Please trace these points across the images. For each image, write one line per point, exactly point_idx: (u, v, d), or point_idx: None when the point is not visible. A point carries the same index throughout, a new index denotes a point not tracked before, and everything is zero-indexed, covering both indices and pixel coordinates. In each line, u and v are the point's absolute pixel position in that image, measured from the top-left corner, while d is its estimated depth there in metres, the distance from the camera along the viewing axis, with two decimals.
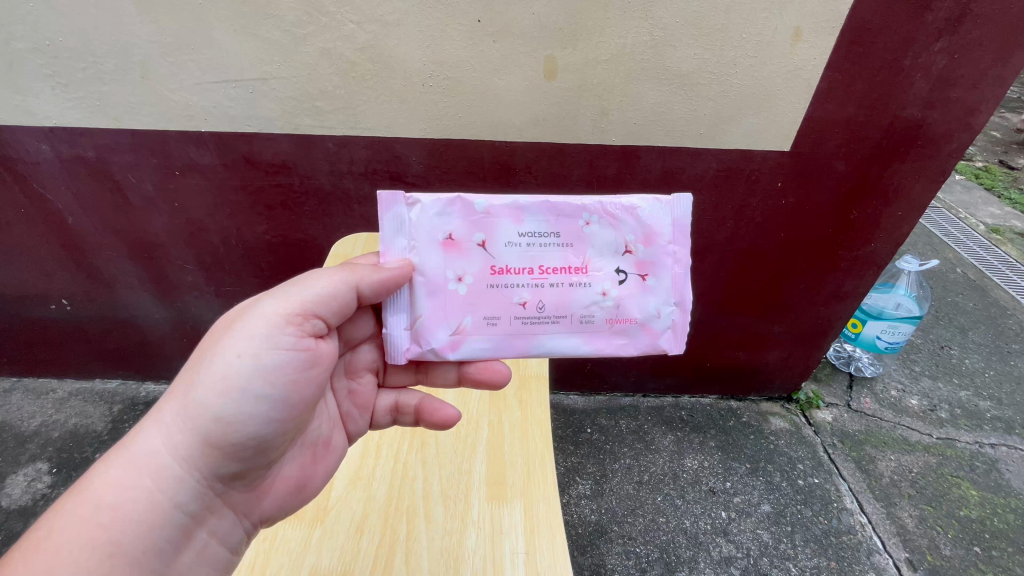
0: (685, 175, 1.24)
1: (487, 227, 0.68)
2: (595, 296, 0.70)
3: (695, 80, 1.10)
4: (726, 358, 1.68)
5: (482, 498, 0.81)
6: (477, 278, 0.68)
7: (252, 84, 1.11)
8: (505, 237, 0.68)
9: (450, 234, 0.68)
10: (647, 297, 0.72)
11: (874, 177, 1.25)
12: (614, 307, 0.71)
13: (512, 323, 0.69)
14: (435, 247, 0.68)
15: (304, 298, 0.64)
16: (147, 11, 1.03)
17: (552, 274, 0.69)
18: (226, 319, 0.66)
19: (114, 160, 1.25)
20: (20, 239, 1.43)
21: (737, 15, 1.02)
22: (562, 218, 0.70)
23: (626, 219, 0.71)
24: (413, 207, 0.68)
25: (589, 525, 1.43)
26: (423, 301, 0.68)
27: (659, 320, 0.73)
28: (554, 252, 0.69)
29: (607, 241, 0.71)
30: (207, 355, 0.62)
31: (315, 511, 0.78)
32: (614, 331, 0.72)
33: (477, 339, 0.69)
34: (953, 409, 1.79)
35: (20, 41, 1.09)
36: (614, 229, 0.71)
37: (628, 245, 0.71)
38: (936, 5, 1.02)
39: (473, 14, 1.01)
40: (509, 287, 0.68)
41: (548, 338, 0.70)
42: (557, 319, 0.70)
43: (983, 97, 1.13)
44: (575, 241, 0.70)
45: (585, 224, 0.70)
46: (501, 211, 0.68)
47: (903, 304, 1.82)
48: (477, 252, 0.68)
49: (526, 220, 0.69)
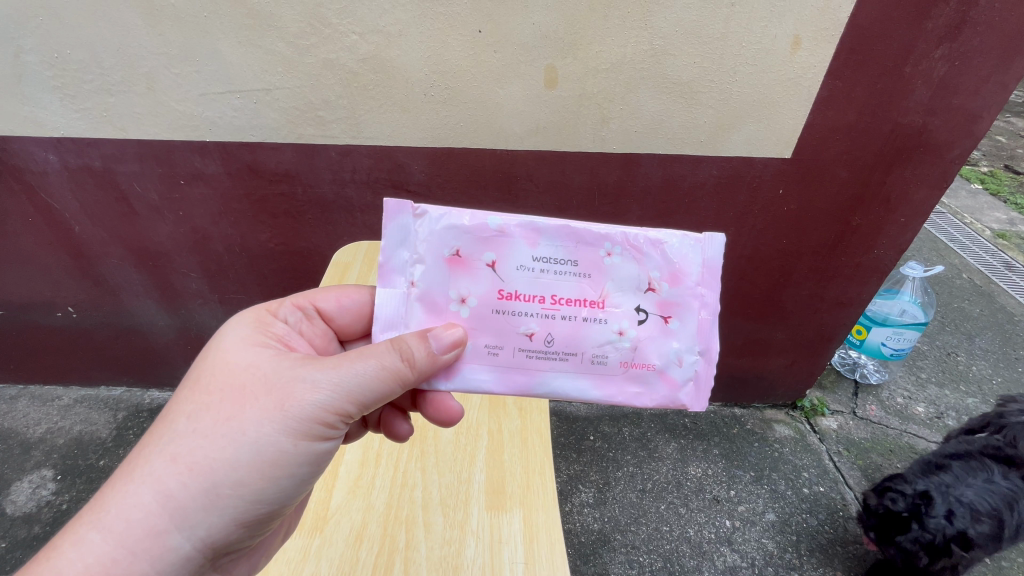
0: (687, 182, 1.25)
1: (498, 245, 0.64)
2: (610, 335, 0.64)
3: (695, 89, 1.10)
4: (728, 365, 1.68)
5: (481, 508, 0.78)
6: (485, 301, 0.64)
7: (255, 95, 1.12)
8: (517, 260, 0.64)
9: (458, 251, 0.64)
10: (667, 341, 0.66)
11: (875, 184, 1.25)
12: (631, 348, 0.65)
13: (515, 355, 0.64)
14: (441, 264, 0.64)
15: (348, 391, 0.61)
16: (153, 24, 1.05)
17: (563, 306, 0.64)
18: (239, 362, 0.61)
19: (120, 170, 1.26)
20: (27, 248, 1.44)
21: (737, 24, 1.02)
22: (581, 245, 0.64)
23: (651, 253, 0.65)
24: (420, 218, 0.64)
25: (593, 534, 1.42)
26: (420, 316, 0.64)
27: (679, 369, 0.66)
28: (568, 281, 0.64)
29: (629, 276, 0.65)
30: (232, 419, 0.58)
31: (314, 520, 0.75)
32: (628, 377, 0.66)
33: (477, 368, 0.64)
34: (961, 417, 1.78)
35: (29, 53, 1.10)
36: (637, 263, 0.65)
37: (651, 282, 0.65)
38: (935, 13, 1.02)
39: (474, 25, 1.02)
40: (522, 311, 0.63)
41: (552, 377, 0.64)
42: (565, 357, 0.64)
43: (984, 104, 1.12)
44: (594, 271, 0.64)
45: (606, 263, 0.64)
46: (515, 231, 0.64)
47: (908, 310, 1.80)
48: (486, 272, 0.63)
49: (542, 244, 0.64)
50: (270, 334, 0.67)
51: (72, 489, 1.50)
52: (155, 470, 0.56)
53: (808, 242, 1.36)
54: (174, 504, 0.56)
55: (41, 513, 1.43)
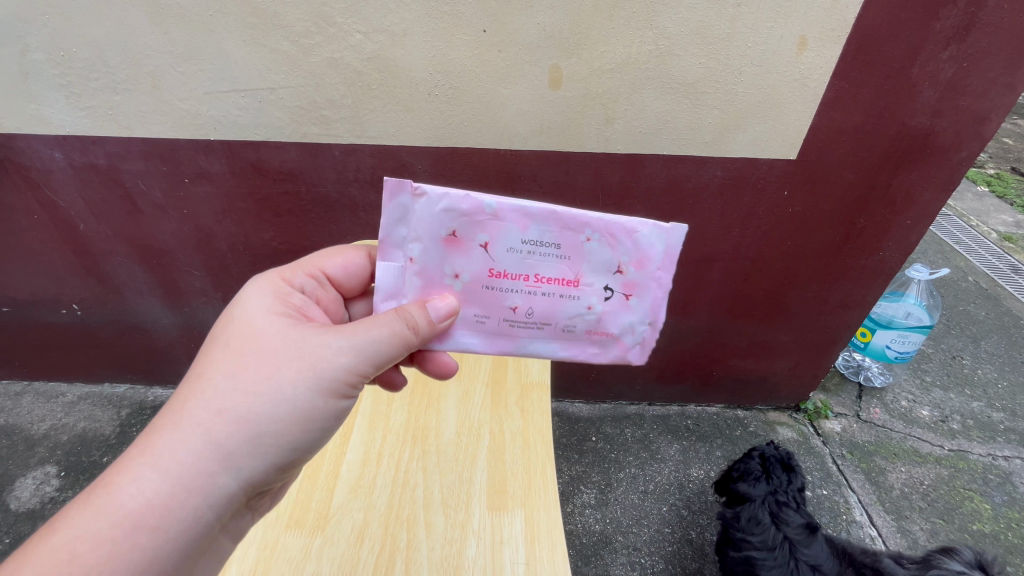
0: (691, 183, 1.24)
1: (490, 228, 0.62)
2: (581, 310, 0.65)
3: (700, 89, 1.10)
4: (732, 366, 1.67)
5: (482, 508, 0.77)
6: (475, 278, 0.63)
7: (260, 93, 1.12)
8: (505, 242, 0.62)
9: (454, 231, 0.62)
10: (631, 316, 0.66)
11: (881, 186, 1.24)
12: (598, 322, 0.66)
13: (498, 324, 0.65)
14: (435, 244, 0.63)
15: (369, 356, 0.62)
16: (159, 23, 1.05)
17: (544, 284, 0.64)
18: (268, 327, 0.62)
19: (124, 168, 1.27)
20: (32, 246, 1.45)
21: (743, 24, 1.02)
22: (565, 229, 0.62)
23: (626, 238, 0.64)
24: (419, 199, 0.62)
25: (594, 535, 1.42)
26: (416, 291, 0.64)
27: (636, 338, 0.67)
28: (550, 262, 0.63)
29: (604, 259, 0.64)
30: (270, 378, 0.59)
31: (315, 518, 0.75)
32: (594, 345, 0.67)
33: (465, 336, 0.66)
34: (965, 421, 1.77)
35: (36, 51, 1.10)
36: (611, 247, 0.64)
37: (621, 265, 0.64)
38: (943, 14, 1.01)
39: (479, 24, 1.02)
40: (509, 290, 0.64)
41: (530, 344, 0.66)
42: (541, 327, 0.65)
43: (993, 106, 1.12)
44: (573, 253, 0.63)
45: (583, 245, 0.63)
46: (507, 214, 0.62)
47: (914, 313, 1.79)
48: (477, 252, 0.63)
49: (531, 226, 0.62)
50: (286, 302, 0.66)
51: (75, 486, 1.51)
52: (167, 443, 0.55)
53: (813, 243, 1.35)
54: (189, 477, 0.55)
55: (44, 509, 1.44)
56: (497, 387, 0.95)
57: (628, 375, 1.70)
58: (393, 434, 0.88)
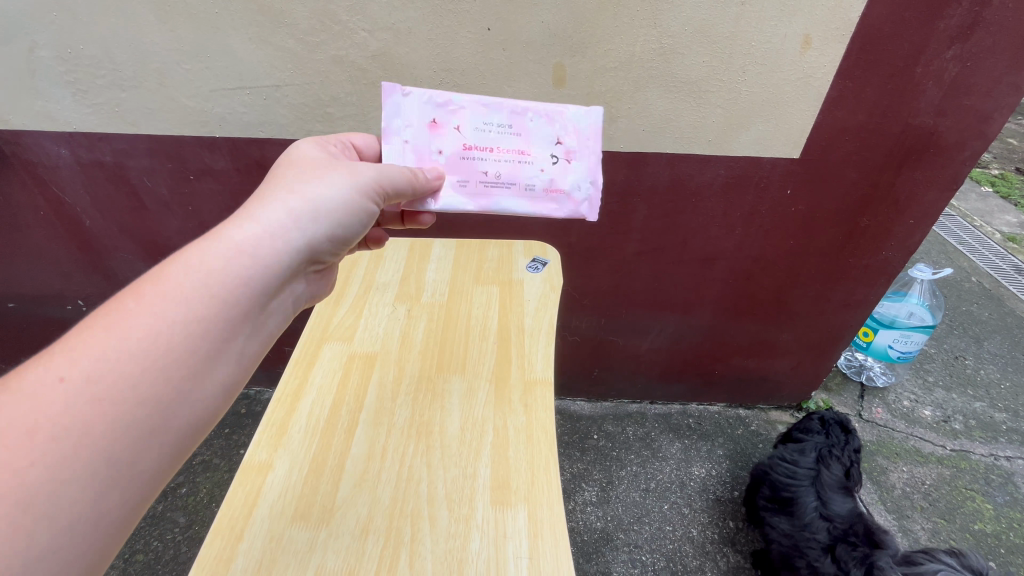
0: (694, 181, 1.24)
1: (459, 114, 0.77)
2: (536, 172, 0.79)
3: (704, 87, 1.10)
4: (734, 365, 1.67)
5: (485, 502, 0.77)
6: (453, 152, 0.78)
7: (266, 91, 1.13)
8: (472, 124, 0.78)
9: (434, 120, 0.77)
10: (575, 175, 0.80)
11: (885, 185, 1.25)
12: (550, 182, 0.80)
13: (476, 186, 0.79)
14: (422, 128, 0.77)
15: (391, 188, 0.73)
16: (166, 20, 1.05)
17: (502, 153, 0.78)
18: (311, 163, 0.71)
19: (130, 165, 1.28)
20: (38, 242, 1.46)
21: (747, 23, 1.02)
22: (512, 113, 0.78)
23: (559, 118, 0.79)
24: (408, 96, 0.76)
25: (596, 533, 1.42)
26: (410, 162, 0.78)
27: (580, 192, 0.81)
28: (506, 138, 0.78)
29: (544, 134, 0.79)
30: (313, 191, 0.66)
31: (320, 512, 0.75)
32: (549, 200, 0.80)
33: (454, 197, 0.78)
34: (967, 421, 1.77)
35: (43, 49, 1.10)
36: (549, 125, 0.79)
37: (560, 139, 0.80)
38: (947, 13, 1.01)
39: (483, 23, 1.03)
40: (480, 159, 0.78)
41: (501, 200, 0.79)
42: (509, 187, 0.79)
43: (996, 106, 1.12)
44: (521, 130, 0.79)
45: (526, 125, 0.79)
46: (468, 104, 0.77)
47: (916, 312, 1.79)
48: (451, 130, 0.77)
49: (489, 111, 0.78)
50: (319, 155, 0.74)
51: None
52: (95, 344, 0.47)
53: (816, 242, 1.36)
54: (131, 375, 0.47)
55: None
56: (501, 383, 0.95)
57: (630, 373, 1.71)
58: (397, 429, 0.88)
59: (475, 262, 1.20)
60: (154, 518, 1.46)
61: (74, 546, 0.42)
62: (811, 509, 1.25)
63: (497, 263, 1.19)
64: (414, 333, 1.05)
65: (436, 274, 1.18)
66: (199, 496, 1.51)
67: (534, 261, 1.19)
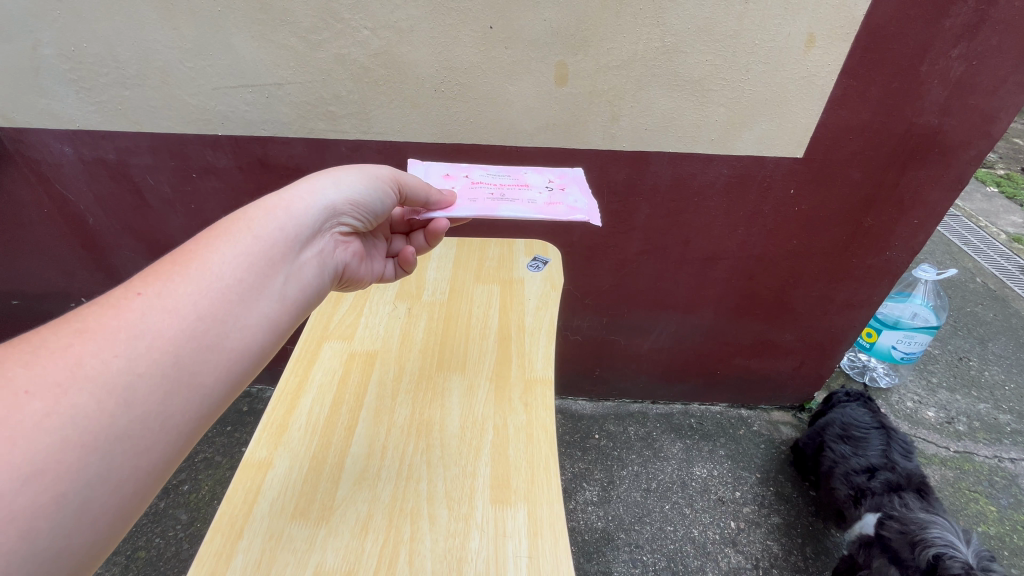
0: (696, 181, 1.24)
1: (470, 172, 0.99)
2: (534, 193, 0.92)
3: (707, 86, 1.09)
4: (737, 366, 1.67)
5: (485, 501, 0.77)
6: (461, 187, 0.93)
7: (268, 89, 1.13)
8: (480, 176, 0.98)
9: (448, 174, 0.98)
10: (569, 195, 0.94)
11: (889, 184, 1.24)
12: (548, 198, 0.91)
13: (483, 201, 0.88)
14: (438, 178, 0.96)
15: (404, 180, 0.81)
16: (168, 18, 1.05)
17: (504, 186, 0.94)
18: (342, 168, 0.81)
19: (133, 163, 1.28)
20: (41, 239, 1.46)
21: (751, 21, 1.01)
22: (512, 171, 1.01)
23: (550, 172, 1.02)
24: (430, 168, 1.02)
25: (597, 532, 1.42)
26: None
27: (578, 203, 0.91)
28: (506, 180, 0.97)
29: (539, 178, 0.99)
30: (339, 175, 0.75)
31: (320, 511, 0.75)
32: (550, 206, 0.89)
33: (463, 208, 0.86)
34: (971, 422, 1.76)
35: (47, 47, 1.10)
36: (542, 175, 1.01)
37: (552, 180, 0.98)
38: (953, 12, 1.00)
39: (485, 21, 1.02)
40: (485, 188, 0.93)
41: (507, 207, 0.86)
42: (513, 201, 0.89)
43: (1002, 105, 1.11)
44: (519, 176, 0.98)
45: (524, 176, 0.99)
46: (477, 168, 1.02)
47: (921, 313, 1.78)
48: (462, 179, 0.96)
49: (492, 170, 1.01)
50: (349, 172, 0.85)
51: None
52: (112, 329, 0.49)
53: (819, 242, 1.35)
54: (187, 306, 0.53)
55: None
56: (501, 382, 0.95)
57: (632, 372, 1.70)
58: (396, 428, 0.88)
59: (476, 261, 1.20)
60: (155, 515, 1.47)
61: (127, 460, 0.46)
62: (875, 448, 1.35)
63: (497, 261, 1.19)
64: (415, 331, 1.05)
65: (437, 273, 1.18)
66: (200, 494, 1.52)
67: (535, 260, 1.19)
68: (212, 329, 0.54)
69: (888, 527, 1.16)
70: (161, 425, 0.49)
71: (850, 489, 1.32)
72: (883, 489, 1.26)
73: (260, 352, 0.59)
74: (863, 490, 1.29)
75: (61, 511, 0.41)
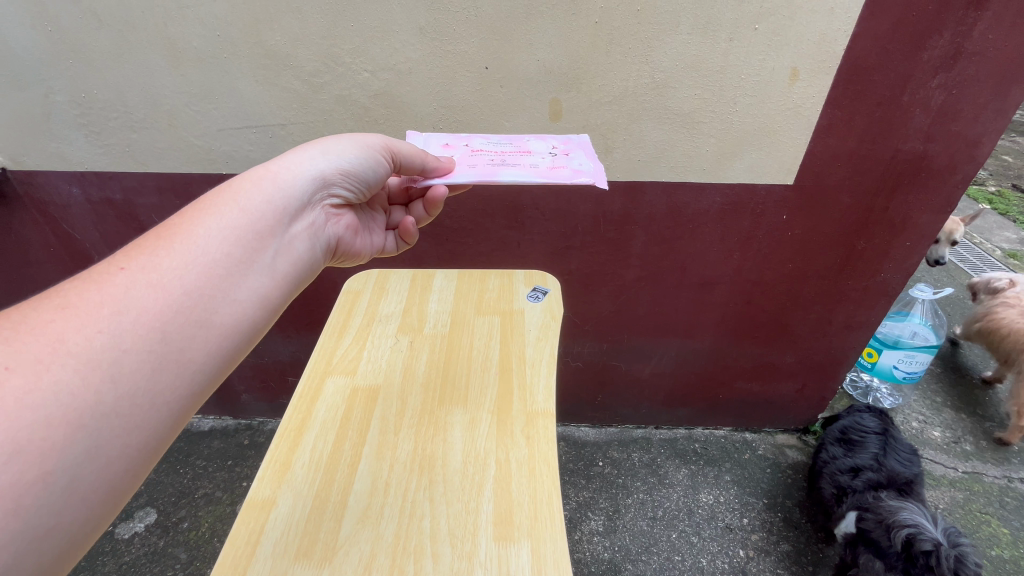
0: (691, 209, 1.27)
1: (471, 142, 1.01)
2: (537, 159, 0.94)
3: (696, 118, 1.13)
4: (738, 389, 1.67)
5: (488, 538, 0.76)
6: (462, 156, 0.94)
7: (272, 129, 1.17)
8: (480, 144, 1.00)
9: (449, 145, 1.00)
10: (572, 160, 0.95)
11: (880, 209, 1.26)
12: (551, 163, 0.93)
13: (484, 167, 0.89)
14: (439, 148, 0.98)
15: (396, 146, 0.83)
16: (175, 65, 1.09)
17: (506, 153, 0.95)
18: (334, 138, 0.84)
19: (139, 202, 1.31)
20: (47, 279, 1.48)
21: (736, 57, 1.05)
22: (513, 139, 1.03)
23: (553, 139, 1.04)
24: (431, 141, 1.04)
25: (603, 563, 1.40)
26: None
27: (582, 167, 0.92)
28: (507, 148, 0.98)
29: (541, 146, 1.00)
30: (329, 145, 0.77)
31: (322, 551, 0.75)
32: (553, 170, 0.90)
33: (463, 172, 0.87)
34: (978, 442, 1.75)
35: (59, 94, 1.14)
36: (545, 142, 1.02)
37: (555, 147, 1.00)
38: (930, 44, 1.04)
39: (481, 62, 1.07)
40: (486, 156, 0.94)
41: (508, 171, 0.87)
42: (514, 166, 0.90)
43: (984, 130, 1.14)
44: (520, 145, 1.00)
45: (526, 144, 1.01)
46: (478, 138, 1.04)
47: (919, 333, 1.79)
48: (462, 148, 0.98)
49: (493, 139, 1.03)
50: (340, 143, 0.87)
51: None
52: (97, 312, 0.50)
53: (814, 265, 1.37)
54: (173, 281, 0.55)
55: None
56: (503, 415, 0.96)
57: (634, 398, 1.70)
58: (399, 464, 0.88)
59: (475, 293, 1.22)
60: (154, 554, 1.44)
61: (114, 438, 0.47)
62: (869, 453, 1.41)
63: (497, 293, 1.21)
64: (416, 365, 1.06)
65: (438, 305, 1.20)
66: (200, 531, 1.50)
67: (535, 291, 1.20)
68: (200, 304, 0.56)
69: (866, 520, 1.25)
70: (149, 402, 0.50)
71: (834, 488, 1.41)
72: (864, 487, 1.34)
73: (250, 329, 0.61)
74: (844, 489, 1.37)
75: (50, 488, 0.43)
